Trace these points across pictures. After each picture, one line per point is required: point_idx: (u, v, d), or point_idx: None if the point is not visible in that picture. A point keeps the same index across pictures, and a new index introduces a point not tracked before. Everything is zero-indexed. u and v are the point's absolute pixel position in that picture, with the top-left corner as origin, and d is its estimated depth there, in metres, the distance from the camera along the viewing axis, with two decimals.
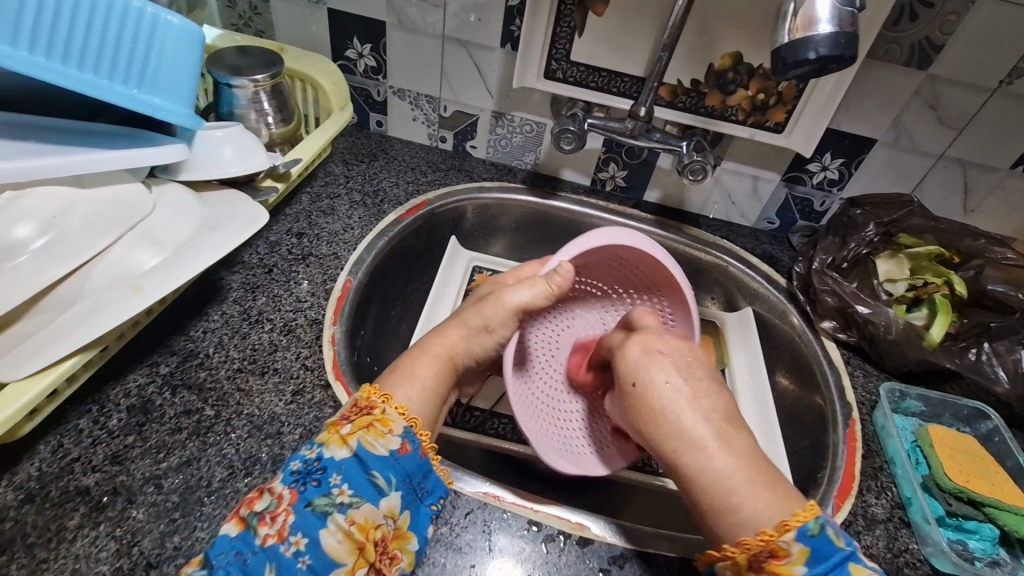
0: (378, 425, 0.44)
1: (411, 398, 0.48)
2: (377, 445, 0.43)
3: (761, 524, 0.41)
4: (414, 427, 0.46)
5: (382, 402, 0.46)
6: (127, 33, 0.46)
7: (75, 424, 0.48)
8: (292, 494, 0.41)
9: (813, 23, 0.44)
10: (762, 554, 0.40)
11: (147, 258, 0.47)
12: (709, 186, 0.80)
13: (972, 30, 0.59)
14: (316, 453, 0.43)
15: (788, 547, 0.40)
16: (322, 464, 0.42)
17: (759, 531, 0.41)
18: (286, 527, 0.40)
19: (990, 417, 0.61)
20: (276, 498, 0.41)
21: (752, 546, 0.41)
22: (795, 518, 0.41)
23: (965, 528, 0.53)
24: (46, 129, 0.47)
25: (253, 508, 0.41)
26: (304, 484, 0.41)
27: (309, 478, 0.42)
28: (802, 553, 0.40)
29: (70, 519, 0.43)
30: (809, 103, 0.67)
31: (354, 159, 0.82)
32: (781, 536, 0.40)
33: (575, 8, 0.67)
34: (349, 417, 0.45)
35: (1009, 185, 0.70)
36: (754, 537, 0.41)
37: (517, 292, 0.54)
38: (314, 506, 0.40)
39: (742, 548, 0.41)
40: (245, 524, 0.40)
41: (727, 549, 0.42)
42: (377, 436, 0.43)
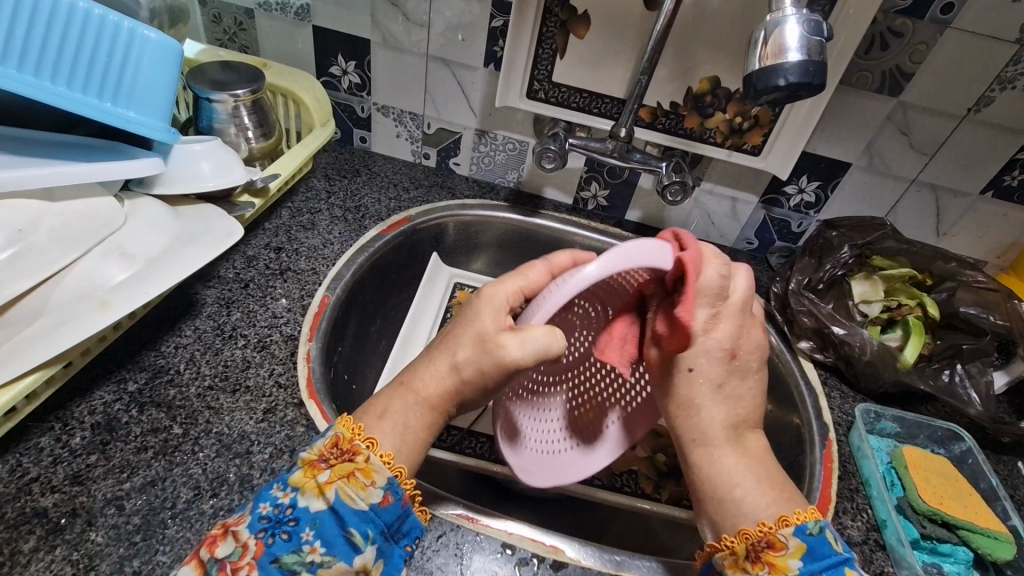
0: (360, 476, 0.41)
1: (400, 446, 0.44)
2: (356, 498, 0.40)
3: (763, 515, 0.42)
4: (399, 478, 0.42)
5: (367, 447, 0.42)
6: (103, 47, 0.45)
7: (36, 442, 0.47)
8: (258, 546, 0.38)
9: (783, 50, 0.45)
10: (760, 543, 0.40)
11: (116, 273, 0.47)
12: (689, 206, 0.81)
13: (940, 60, 0.61)
14: (288, 498, 0.40)
15: (784, 540, 0.40)
16: (295, 513, 0.39)
17: (759, 521, 0.41)
18: None
19: (963, 439, 0.61)
20: (240, 547, 0.38)
21: (751, 535, 0.41)
22: (796, 515, 0.41)
23: (939, 550, 0.53)
24: (15, 141, 0.46)
25: (214, 553, 0.38)
26: (274, 535, 0.39)
27: (280, 529, 0.39)
28: (799, 548, 0.39)
29: (25, 542, 0.42)
30: (784, 127, 0.69)
31: (336, 174, 0.82)
32: (780, 529, 0.40)
33: (557, 30, 0.68)
34: (329, 458, 0.42)
35: (979, 210, 0.71)
36: (754, 528, 0.41)
37: (518, 347, 0.43)
38: (281, 562, 0.38)
39: (742, 537, 0.41)
40: (204, 570, 0.37)
41: (727, 538, 0.42)
42: (357, 488, 0.40)
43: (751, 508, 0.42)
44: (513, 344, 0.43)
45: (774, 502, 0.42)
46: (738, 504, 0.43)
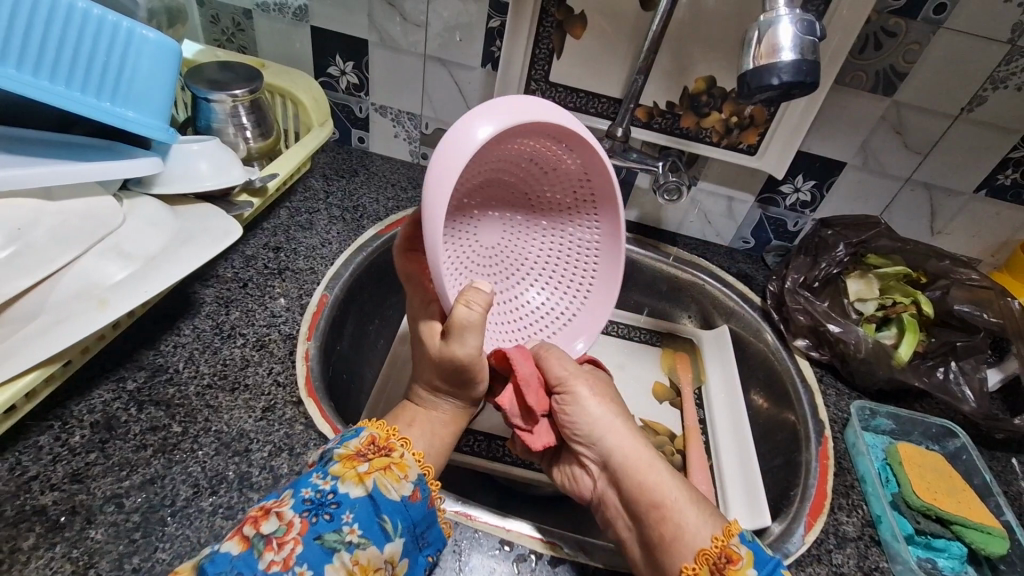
0: (394, 469, 0.45)
1: (428, 448, 0.51)
2: (390, 489, 0.44)
3: (712, 531, 0.44)
4: (426, 477, 0.46)
5: (400, 446, 0.47)
6: (102, 46, 0.46)
7: (35, 441, 0.47)
8: (303, 524, 0.40)
9: (776, 50, 0.46)
10: (721, 559, 0.42)
11: (115, 272, 0.47)
12: (686, 206, 0.81)
13: (933, 60, 0.62)
14: (329, 484, 0.42)
15: (737, 550, 0.43)
16: (336, 498, 0.42)
17: (712, 538, 0.44)
18: (291, 557, 0.39)
19: (957, 435, 0.62)
20: (286, 524, 0.40)
21: (711, 553, 0.43)
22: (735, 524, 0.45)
23: (934, 546, 0.53)
24: (15, 141, 0.46)
25: (260, 529, 0.39)
26: (317, 516, 0.40)
27: (323, 510, 0.41)
28: (750, 556, 0.42)
29: (25, 540, 0.42)
30: (779, 127, 0.69)
31: (334, 174, 0.82)
32: (730, 540, 0.43)
33: (554, 31, 0.69)
34: (365, 453, 0.45)
35: (973, 209, 0.72)
36: (710, 545, 0.43)
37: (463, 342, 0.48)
38: (323, 540, 0.40)
39: (703, 558, 0.43)
40: (249, 544, 0.38)
41: (689, 567, 0.43)
42: (392, 480, 0.44)
43: (698, 527, 0.45)
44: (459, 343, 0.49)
45: (709, 520, 0.46)
46: (689, 524, 0.45)
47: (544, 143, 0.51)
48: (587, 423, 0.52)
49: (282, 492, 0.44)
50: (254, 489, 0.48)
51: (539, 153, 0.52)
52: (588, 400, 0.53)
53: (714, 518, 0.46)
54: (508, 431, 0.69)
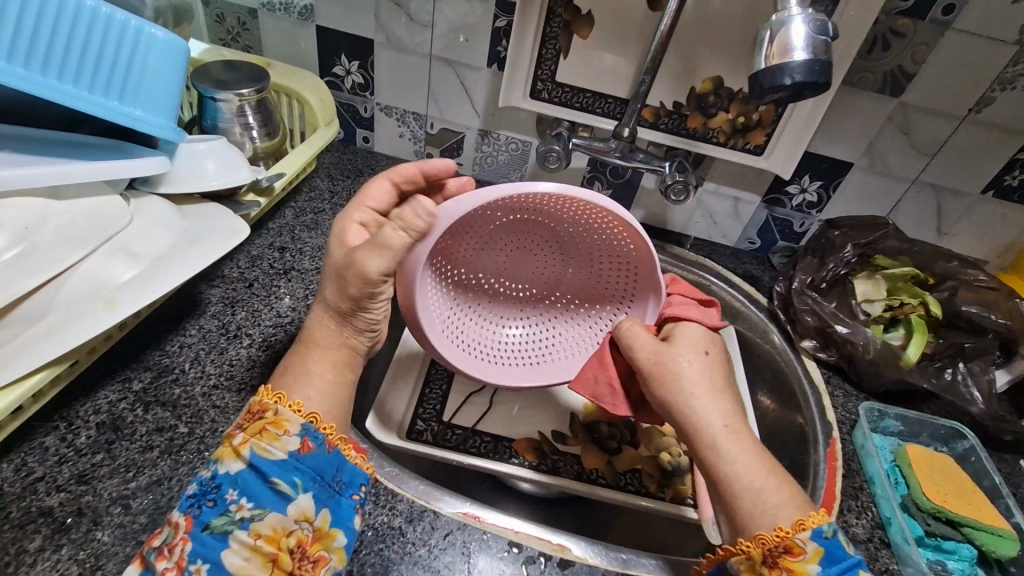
0: (271, 429, 0.42)
1: (312, 394, 0.46)
2: (272, 450, 0.41)
3: (778, 520, 0.41)
4: (314, 422, 0.43)
5: (275, 402, 0.43)
6: (110, 44, 0.45)
7: (41, 442, 0.46)
8: (187, 520, 0.39)
9: (789, 50, 0.45)
10: (777, 550, 0.40)
11: (122, 271, 0.47)
12: (691, 206, 0.81)
13: (941, 61, 0.62)
14: (211, 472, 0.41)
15: (802, 544, 0.40)
16: (217, 482, 0.40)
17: (776, 527, 0.41)
18: (184, 556, 0.38)
19: (966, 437, 0.62)
20: (173, 528, 0.39)
21: (768, 540, 0.41)
22: (812, 518, 0.41)
23: (944, 548, 0.53)
24: (22, 141, 0.46)
25: (151, 544, 0.39)
26: (200, 506, 0.39)
27: (205, 499, 0.40)
28: (817, 552, 0.40)
29: (31, 541, 0.41)
30: (786, 128, 0.69)
31: (339, 174, 0.81)
32: (798, 534, 0.40)
33: (561, 31, 0.68)
34: (243, 425, 0.43)
35: (980, 210, 0.72)
36: (770, 533, 0.41)
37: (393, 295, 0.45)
38: (212, 528, 0.39)
39: (758, 542, 0.41)
40: (145, 561, 0.38)
41: (742, 544, 0.42)
42: (271, 440, 0.41)
43: (764, 513, 0.42)
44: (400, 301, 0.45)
45: (785, 506, 0.42)
46: (754, 512, 0.42)
47: (575, 204, 0.52)
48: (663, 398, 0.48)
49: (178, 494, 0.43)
50: None
51: (572, 207, 0.54)
52: (674, 365, 0.48)
53: (786, 503, 0.42)
54: (515, 433, 0.69)
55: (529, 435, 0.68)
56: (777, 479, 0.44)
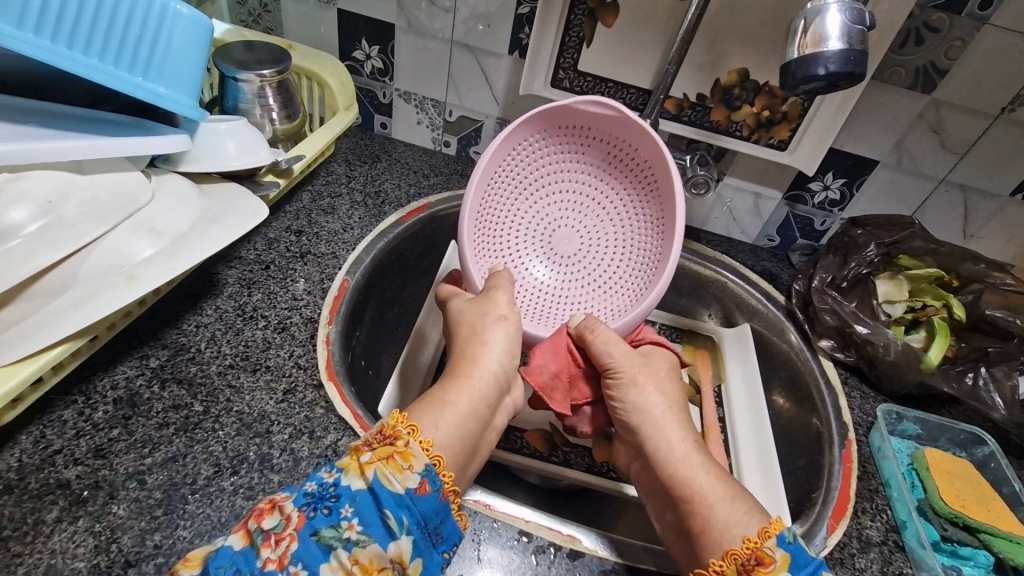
0: (398, 458, 0.40)
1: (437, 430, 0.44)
2: (393, 480, 0.39)
3: (745, 530, 0.43)
4: (436, 466, 0.42)
5: (407, 433, 0.43)
6: (135, 20, 0.45)
7: (60, 415, 0.47)
8: (300, 517, 0.37)
9: (823, 39, 0.44)
10: (749, 561, 0.42)
11: (143, 248, 0.47)
12: (711, 201, 0.80)
13: (977, 56, 0.60)
14: (333, 479, 0.40)
15: (772, 553, 0.42)
16: (337, 491, 0.39)
17: (744, 538, 0.43)
18: (288, 554, 0.36)
19: (986, 443, 0.60)
20: (285, 520, 0.37)
21: (739, 554, 0.42)
22: (773, 525, 0.43)
23: (960, 554, 0.52)
24: (47, 115, 0.46)
25: (261, 524, 0.37)
26: (315, 509, 0.38)
27: (322, 504, 0.38)
28: (785, 558, 0.41)
29: (49, 512, 0.42)
30: (813, 123, 0.68)
31: (356, 160, 0.81)
32: (764, 542, 0.42)
33: (585, 19, 0.67)
34: (372, 443, 0.42)
35: (1009, 212, 0.70)
36: (740, 546, 0.43)
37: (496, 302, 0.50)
38: (320, 536, 0.37)
39: (731, 558, 0.42)
40: (250, 540, 0.37)
41: (715, 564, 0.43)
42: (395, 470, 0.40)
43: (735, 524, 0.44)
44: None
45: (744, 517, 0.44)
46: (718, 522, 0.44)
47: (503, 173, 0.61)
48: (627, 409, 0.53)
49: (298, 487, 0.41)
50: (275, 471, 0.47)
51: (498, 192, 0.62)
52: (634, 389, 0.53)
53: (753, 516, 0.45)
54: (526, 424, 0.68)
55: (540, 427, 0.68)
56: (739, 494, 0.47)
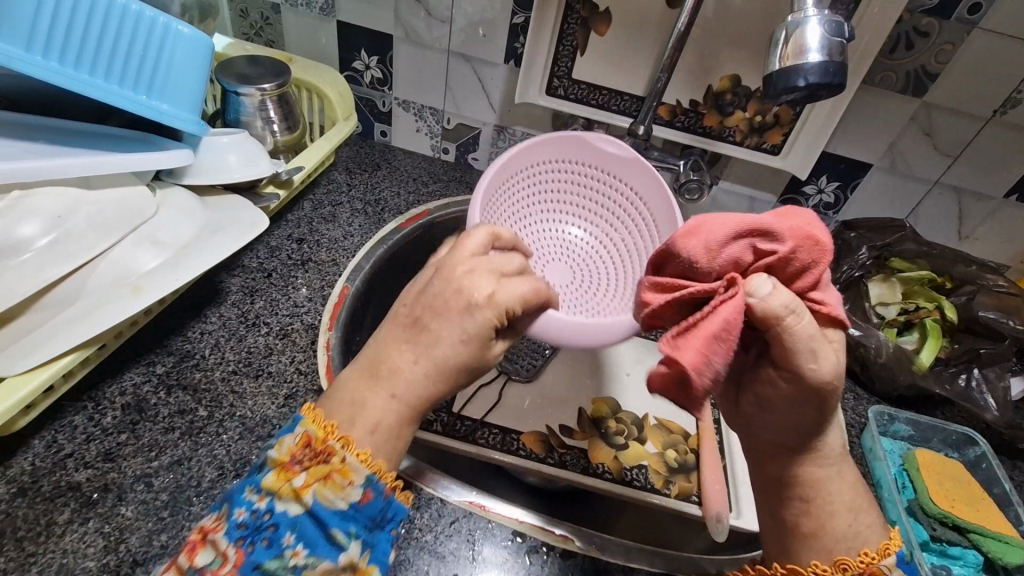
0: (338, 476, 0.36)
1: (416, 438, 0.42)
2: (335, 500, 0.36)
3: (862, 545, 0.41)
4: (379, 472, 0.37)
5: (342, 445, 0.37)
6: (139, 41, 0.47)
7: (70, 420, 0.49)
8: (237, 554, 0.34)
9: (804, 51, 0.46)
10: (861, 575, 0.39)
11: (148, 259, 0.49)
12: (707, 205, 0.81)
13: (966, 61, 0.61)
14: (264, 503, 0.35)
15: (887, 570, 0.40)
16: (273, 519, 0.35)
17: (859, 552, 0.40)
18: None
19: (978, 444, 0.61)
20: (220, 556, 0.34)
21: (851, 566, 0.40)
22: (892, 543, 0.41)
23: (949, 553, 0.53)
24: (56, 132, 0.48)
25: (192, 563, 0.34)
26: (253, 544, 0.34)
27: (259, 536, 0.35)
28: None
29: (60, 514, 0.44)
30: (804, 128, 0.69)
31: (357, 168, 0.83)
32: (883, 561, 0.40)
33: (578, 27, 0.68)
34: (301, 458, 0.36)
35: (1003, 214, 0.70)
36: (854, 558, 0.40)
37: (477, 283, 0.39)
38: (264, 569, 0.34)
39: (839, 566, 0.40)
40: None
41: (819, 566, 0.40)
42: (336, 489, 0.36)
43: (850, 537, 0.41)
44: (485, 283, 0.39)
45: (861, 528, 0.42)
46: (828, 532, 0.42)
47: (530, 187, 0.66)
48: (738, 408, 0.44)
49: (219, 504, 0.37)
50: None
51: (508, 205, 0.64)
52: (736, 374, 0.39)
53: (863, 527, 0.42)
54: (523, 426, 0.70)
55: (536, 429, 0.69)
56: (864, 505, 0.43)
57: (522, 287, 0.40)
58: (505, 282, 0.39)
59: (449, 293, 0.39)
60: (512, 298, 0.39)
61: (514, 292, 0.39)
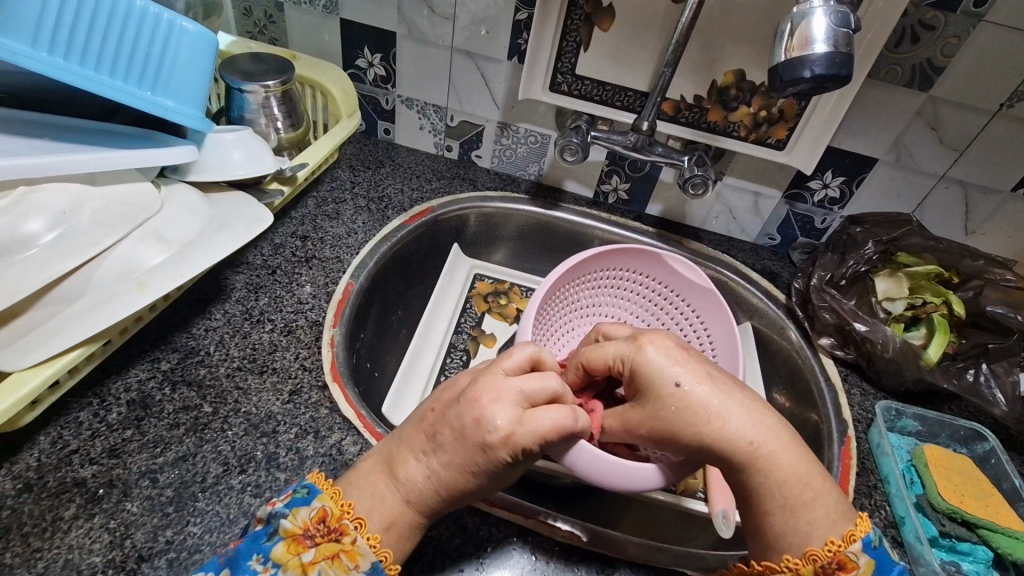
0: (344, 558, 0.38)
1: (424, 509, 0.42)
2: None
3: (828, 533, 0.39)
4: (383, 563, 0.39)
5: (354, 527, 0.39)
6: (144, 38, 0.47)
7: (75, 416, 0.49)
8: None
9: (810, 42, 0.46)
10: (833, 566, 0.38)
11: (152, 255, 0.49)
12: (711, 201, 0.80)
13: (973, 52, 0.60)
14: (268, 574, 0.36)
15: (856, 558, 0.38)
16: None
17: (827, 540, 0.39)
18: None
19: (986, 438, 0.60)
20: None
21: (821, 556, 0.38)
22: (858, 528, 0.39)
23: (958, 549, 0.52)
24: (60, 128, 0.48)
25: None
26: None
27: None
28: (870, 565, 0.38)
29: (66, 509, 0.44)
30: (810, 122, 0.68)
31: (360, 165, 0.83)
32: (849, 547, 0.38)
33: (581, 23, 0.68)
34: (313, 534, 0.38)
35: (1010, 208, 0.70)
36: (822, 547, 0.38)
37: (496, 407, 0.39)
38: None
39: (810, 559, 0.38)
40: None
41: (791, 561, 0.39)
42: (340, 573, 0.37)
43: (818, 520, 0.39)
44: (500, 414, 0.39)
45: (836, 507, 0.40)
46: (804, 514, 0.39)
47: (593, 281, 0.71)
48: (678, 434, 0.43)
49: (222, 565, 0.37)
50: (281, 469, 0.49)
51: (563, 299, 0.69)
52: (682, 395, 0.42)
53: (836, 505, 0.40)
54: None
55: None
56: (825, 487, 0.41)
57: (544, 423, 0.39)
58: (527, 417, 0.39)
59: (469, 423, 0.39)
60: (530, 437, 0.39)
61: (533, 431, 0.39)
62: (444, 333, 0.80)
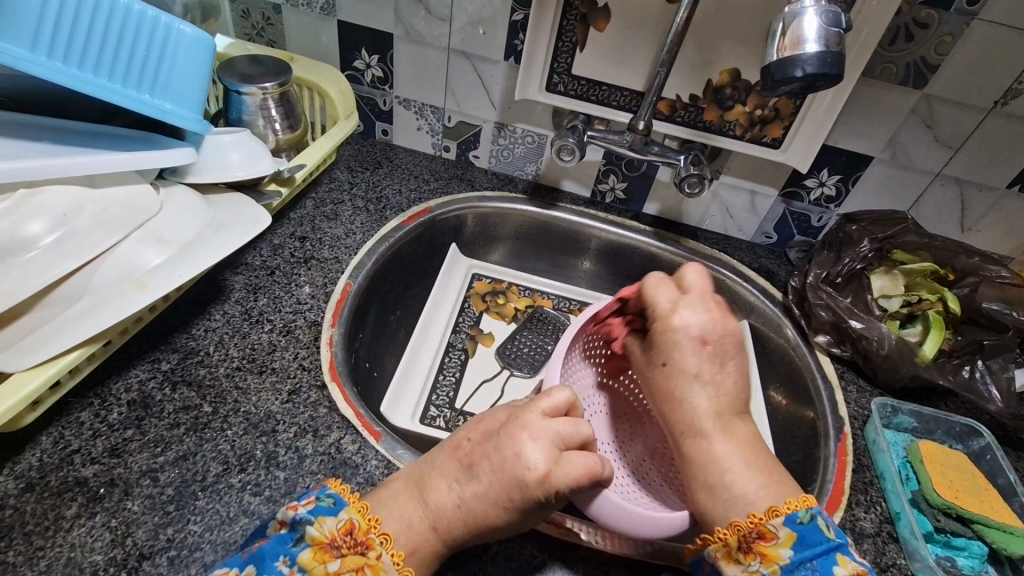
0: (367, 571, 0.38)
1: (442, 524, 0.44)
2: None
3: (753, 508, 0.44)
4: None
5: (380, 542, 0.40)
6: (142, 41, 0.48)
7: (77, 416, 0.49)
8: None
9: (801, 41, 0.46)
10: (752, 534, 0.43)
11: (152, 256, 0.49)
12: (707, 200, 0.81)
13: (966, 50, 0.60)
14: None
15: (775, 530, 0.43)
16: None
17: (750, 514, 0.44)
18: None
19: (982, 435, 0.61)
20: None
21: (743, 526, 0.43)
22: (786, 505, 0.43)
23: (953, 544, 0.53)
24: (59, 131, 0.48)
25: None
26: None
27: None
28: (790, 537, 0.42)
29: (68, 508, 0.44)
30: (805, 121, 0.68)
31: (358, 166, 0.84)
32: (770, 520, 0.43)
33: (577, 23, 0.69)
34: (340, 545, 0.39)
35: (1006, 205, 0.70)
36: (745, 520, 0.44)
37: (533, 444, 0.43)
38: None
39: (735, 529, 0.44)
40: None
41: (720, 530, 0.44)
42: None
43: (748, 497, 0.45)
44: (536, 451, 0.43)
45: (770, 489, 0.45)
46: (742, 487, 0.45)
47: None
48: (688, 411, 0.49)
49: (246, 562, 0.38)
50: (280, 467, 0.49)
51: None
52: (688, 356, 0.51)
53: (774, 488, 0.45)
54: None
55: None
56: (767, 470, 0.46)
57: (577, 466, 0.43)
58: (563, 459, 0.43)
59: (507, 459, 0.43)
60: (565, 480, 0.42)
61: (568, 475, 0.43)
62: (441, 335, 0.80)
